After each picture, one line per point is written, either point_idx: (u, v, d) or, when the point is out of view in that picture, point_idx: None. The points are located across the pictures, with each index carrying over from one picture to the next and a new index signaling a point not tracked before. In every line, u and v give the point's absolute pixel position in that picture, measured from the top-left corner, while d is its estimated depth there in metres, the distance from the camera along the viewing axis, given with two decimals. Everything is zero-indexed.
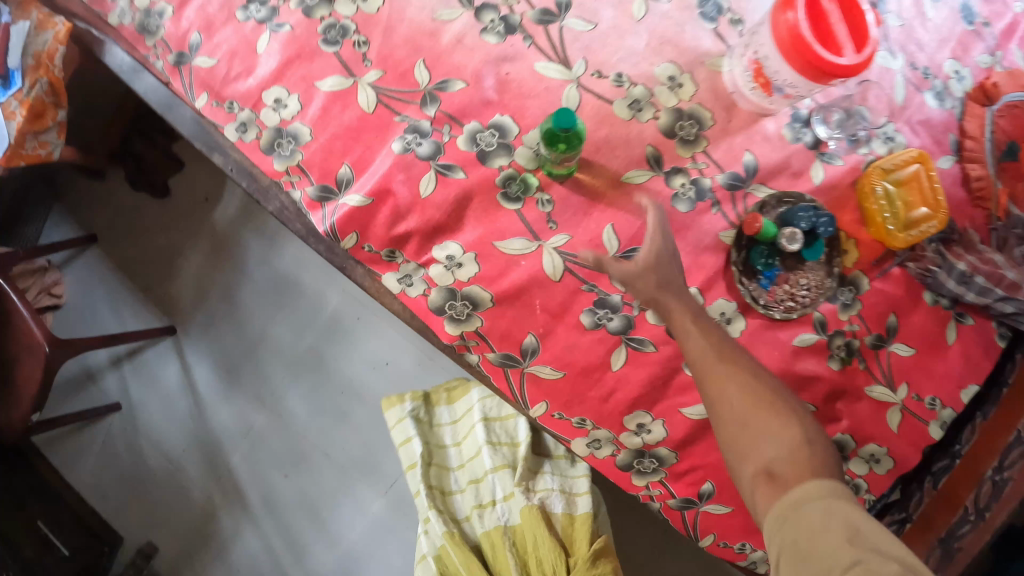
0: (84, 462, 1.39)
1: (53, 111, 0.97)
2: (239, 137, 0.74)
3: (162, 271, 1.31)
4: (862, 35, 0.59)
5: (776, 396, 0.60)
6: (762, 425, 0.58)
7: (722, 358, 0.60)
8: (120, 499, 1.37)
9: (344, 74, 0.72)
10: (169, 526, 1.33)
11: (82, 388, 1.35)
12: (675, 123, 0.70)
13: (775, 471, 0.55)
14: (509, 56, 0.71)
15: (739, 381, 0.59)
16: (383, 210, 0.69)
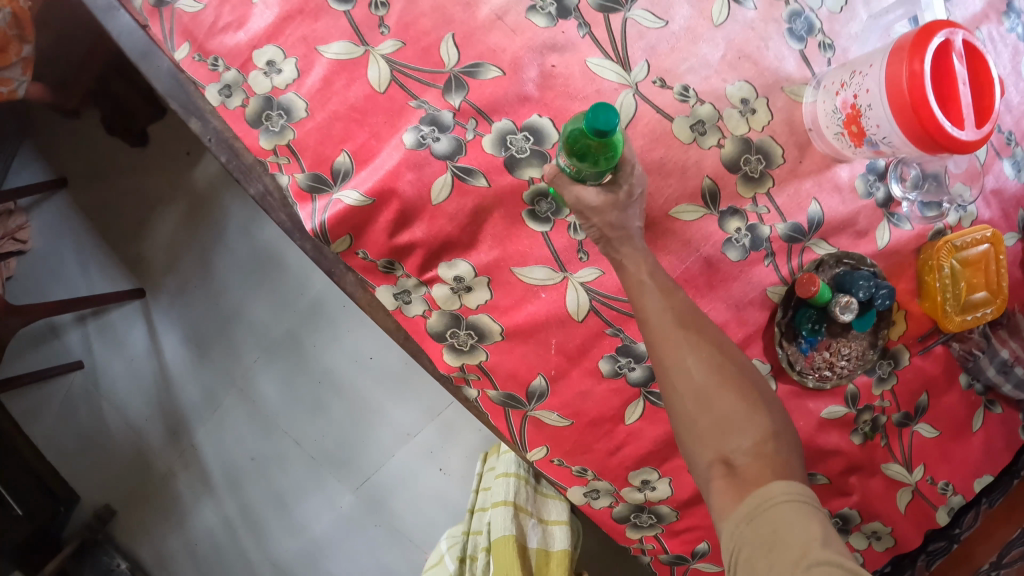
0: (41, 418, 1.30)
1: (18, 46, 0.82)
2: (222, 102, 0.62)
3: (135, 228, 1.18)
4: (983, 105, 0.52)
5: (742, 373, 0.48)
6: (719, 404, 0.46)
7: (682, 320, 0.48)
8: (79, 462, 1.30)
9: (355, 40, 0.59)
10: (130, 493, 1.28)
11: (43, 342, 1.24)
12: (740, 155, 0.60)
13: (731, 457, 0.44)
14: (556, 46, 0.59)
15: (697, 351, 0.47)
16: (386, 214, 0.59)
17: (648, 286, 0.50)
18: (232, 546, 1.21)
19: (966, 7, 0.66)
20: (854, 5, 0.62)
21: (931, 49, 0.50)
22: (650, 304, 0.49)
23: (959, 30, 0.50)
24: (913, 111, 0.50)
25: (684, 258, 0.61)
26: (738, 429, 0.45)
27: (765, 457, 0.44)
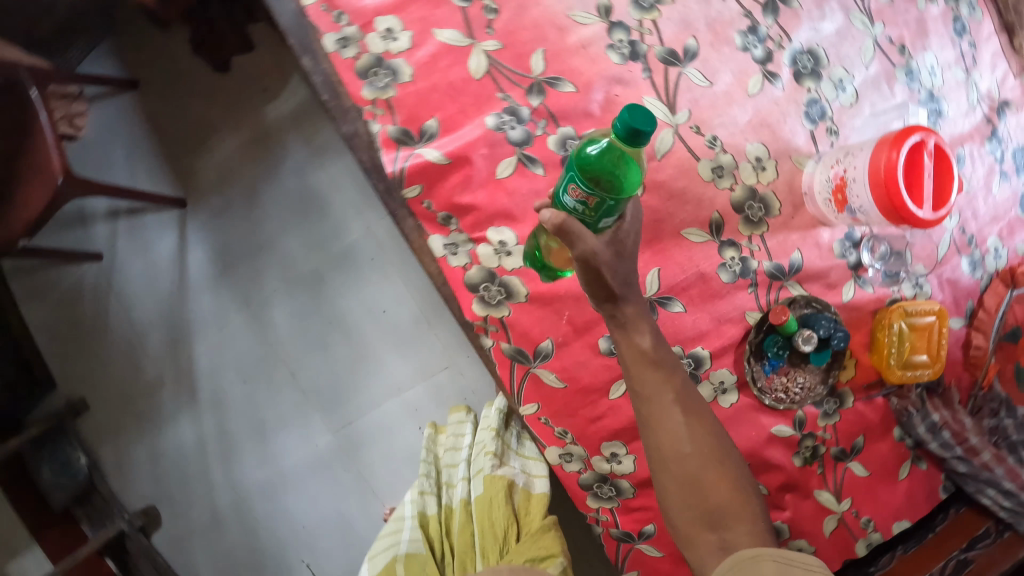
0: (43, 298, 1.32)
1: None
2: (337, 50, 0.73)
3: (191, 142, 1.25)
4: (942, 194, 0.66)
5: (722, 448, 0.62)
6: (708, 477, 0.60)
7: (682, 408, 0.61)
8: (68, 348, 1.32)
9: (464, 33, 0.71)
10: (109, 391, 1.29)
11: (71, 227, 1.25)
12: (746, 200, 0.74)
13: (712, 519, 0.60)
14: (623, 79, 0.72)
15: (692, 434, 0.60)
16: (456, 175, 0.70)
17: (656, 371, 0.61)
18: (197, 463, 1.24)
19: (955, 127, 0.76)
20: (861, 104, 0.73)
21: (907, 145, 0.64)
22: (660, 401, 0.61)
23: (929, 132, 0.65)
24: (885, 189, 0.65)
25: (685, 271, 0.74)
26: (719, 499, 0.60)
27: (733, 512, 0.60)
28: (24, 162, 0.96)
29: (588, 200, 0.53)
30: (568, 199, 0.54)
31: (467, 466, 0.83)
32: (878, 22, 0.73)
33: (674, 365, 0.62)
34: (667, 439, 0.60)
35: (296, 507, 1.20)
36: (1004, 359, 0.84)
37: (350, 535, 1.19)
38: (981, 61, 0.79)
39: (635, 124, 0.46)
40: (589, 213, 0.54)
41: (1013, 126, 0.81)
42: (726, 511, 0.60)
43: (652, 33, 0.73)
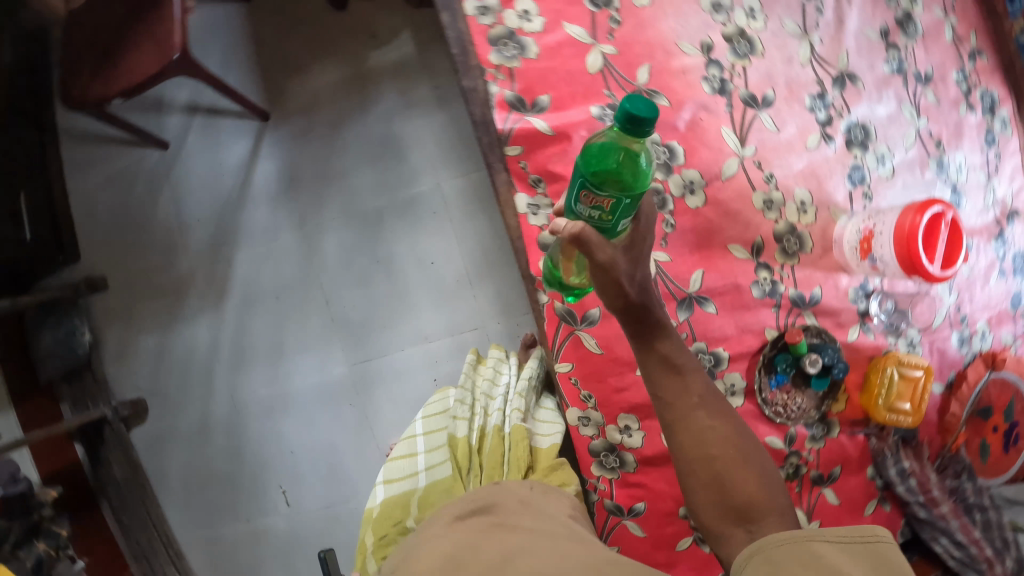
0: (91, 172, 1.32)
1: None
2: (475, 15, 0.82)
3: (278, 64, 1.20)
4: (950, 259, 0.79)
5: (750, 451, 0.61)
6: (733, 477, 0.59)
7: (703, 411, 0.62)
8: (102, 223, 1.31)
9: (589, 32, 0.82)
10: (134, 278, 1.29)
11: (145, 110, 1.25)
12: (786, 234, 0.86)
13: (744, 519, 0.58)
14: (709, 107, 0.84)
15: (710, 432, 0.61)
16: (554, 147, 0.80)
17: (677, 378, 0.63)
18: (203, 366, 1.25)
19: (967, 219, 0.90)
20: (894, 180, 0.87)
21: (930, 212, 0.77)
22: (681, 404, 0.62)
23: (944, 203, 0.78)
24: (906, 242, 0.77)
25: (724, 280, 0.84)
26: (745, 498, 0.59)
27: (766, 513, 0.58)
28: (137, 36, 1.00)
29: (606, 203, 0.54)
30: (582, 205, 0.55)
31: (502, 399, 0.90)
32: (922, 116, 0.87)
33: (693, 376, 0.63)
34: (683, 444, 0.62)
35: (292, 428, 1.22)
36: (972, 430, 0.96)
37: (338, 467, 1.21)
38: (1002, 171, 0.93)
39: (637, 114, 0.47)
40: (609, 216, 0.55)
41: (1017, 233, 0.95)
42: (756, 511, 0.58)
43: (741, 76, 0.85)
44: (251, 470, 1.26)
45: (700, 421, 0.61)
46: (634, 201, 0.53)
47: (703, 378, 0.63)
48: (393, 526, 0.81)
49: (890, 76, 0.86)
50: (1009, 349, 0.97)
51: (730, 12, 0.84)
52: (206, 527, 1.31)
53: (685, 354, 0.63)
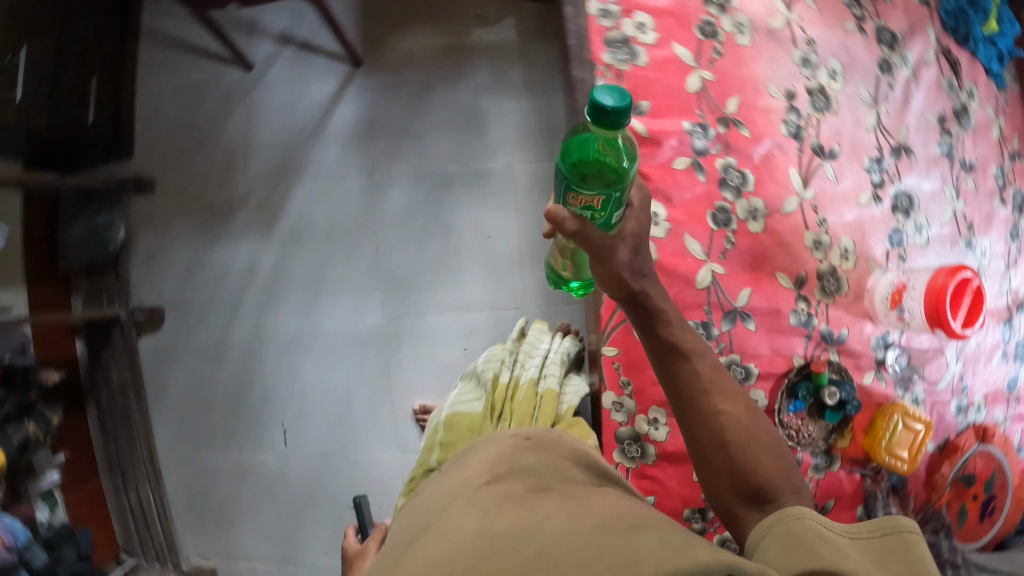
0: (164, 76, 1.31)
1: None
2: (596, 16, 0.89)
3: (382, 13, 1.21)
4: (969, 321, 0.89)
5: (758, 431, 0.61)
6: (749, 458, 0.60)
7: (711, 397, 0.61)
8: (163, 127, 1.31)
9: (694, 56, 0.90)
10: (184, 188, 1.28)
11: (236, 29, 1.26)
12: (827, 274, 0.94)
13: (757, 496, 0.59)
14: (783, 147, 0.92)
15: (722, 415, 0.61)
16: (645, 148, 0.87)
17: (685, 367, 0.61)
18: (233, 289, 1.24)
19: None
20: (927, 248, 0.96)
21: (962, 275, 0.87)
22: (692, 389, 0.61)
23: (971, 270, 0.88)
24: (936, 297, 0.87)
25: (766, 303, 0.91)
26: (757, 478, 0.59)
27: (778, 490, 0.59)
28: None
29: (596, 199, 0.53)
30: (573, 205, 0.54)
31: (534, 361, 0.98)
32: (960, 199, 0.97)
33: (701, 362, 0.61)
34: (695, 430, 0.61)
35: (305, 366, 1.21)
36: (954, 494, 1.01)
37: (346, 417, 1.21)
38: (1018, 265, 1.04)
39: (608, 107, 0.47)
40: (603, 212, 0.54)
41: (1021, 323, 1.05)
42: (769, 489, 0.59)
43: (814, 127, 0.94)
44: (254, 402, 1.25)
45: (712, 408, 0.61)
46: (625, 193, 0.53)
47: (711, 362, 0.62)
48: (419, 468, 0.90)
49: (939, 157, 0.96)
50: (1000, 427, 1.04)
51: (820, 68, 0.94)
52: (194, 450, 1.30)
53: (692, 340, 0.62)
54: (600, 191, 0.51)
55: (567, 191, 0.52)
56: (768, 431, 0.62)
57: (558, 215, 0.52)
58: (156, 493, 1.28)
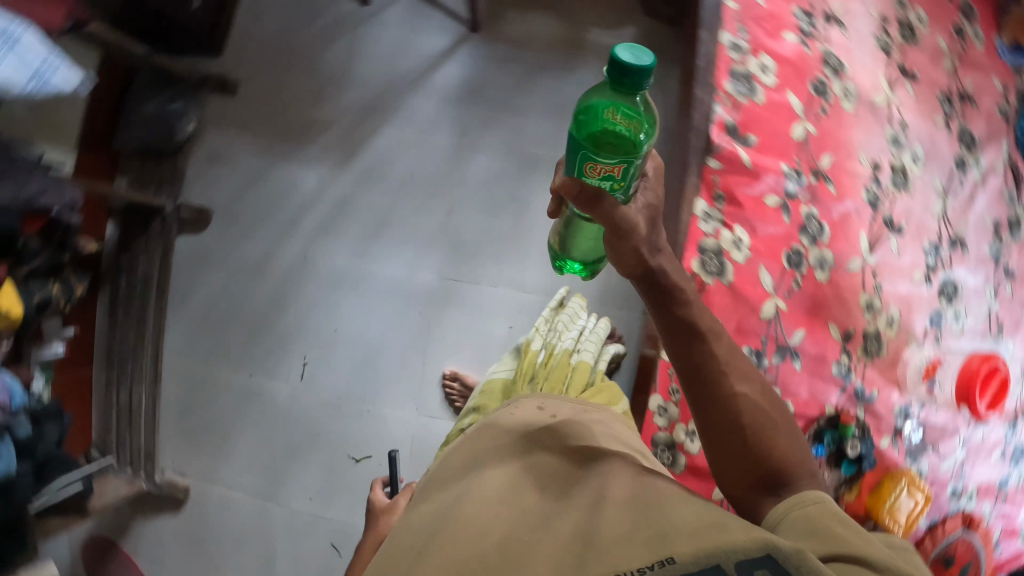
0: None
1: None
2: (727, 47, 0.95)
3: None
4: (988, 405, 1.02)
5: (772, 414, 0.59)
6: (762, 444, 0.57)
7: (723, 381, 0.58)
8: (259, 32, 1.28)
9: (804, 108, 0.96)
10: (261, 98, 1.24)
11: None
12: (871, 337, 1.00)
13: (770, 481, 0.57)
14: (860, 210, 0.99)
15: (738, 398, 0.58)
16: (744, 177, 0.93)
17: (698, 349, 0.58)
18: (289, 211, 1.21)
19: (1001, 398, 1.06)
20: (961, 336, 1.03)
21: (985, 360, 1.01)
22: (704, 371, 0.58)
23: (996, 362, 1.01)
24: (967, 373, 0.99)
25: (813, 349, 0.96)
26: (774, 463, 0.57)
27: (794, 474, 0.57)
28: None
29: (617, 168, 0.48)
30: (588, 175, 0.49)
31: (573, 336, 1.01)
32: (998, 300, 1.05)
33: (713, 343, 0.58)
34: (711, 417, 0.59)
35: (344, 305, 1.19)
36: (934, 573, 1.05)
37: (370, 365, 1.18)
38: None
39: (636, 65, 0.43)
40: (622, 183, 0.50)
41: None
42: (788, 474, 0.57)
43: (891, 201, 1.01)
44: (280, 329, 1.21)
45: (726, 392, 0.58)
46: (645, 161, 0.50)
47: (725, 342, 0.60)
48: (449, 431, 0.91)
49: (987, 258, 1.05)
50: (985, 521, 1.08)
51: (907, 149, 1.01)
52: (201, 362, 1.25)
53: (705, 318, 0.58)
54: (624, 158, 0.46)
55: (584, 160, 0.47)
56: (783, 415, 0.60)
57: (565, 188, 0.48)
58: (149, 392, 1.22)
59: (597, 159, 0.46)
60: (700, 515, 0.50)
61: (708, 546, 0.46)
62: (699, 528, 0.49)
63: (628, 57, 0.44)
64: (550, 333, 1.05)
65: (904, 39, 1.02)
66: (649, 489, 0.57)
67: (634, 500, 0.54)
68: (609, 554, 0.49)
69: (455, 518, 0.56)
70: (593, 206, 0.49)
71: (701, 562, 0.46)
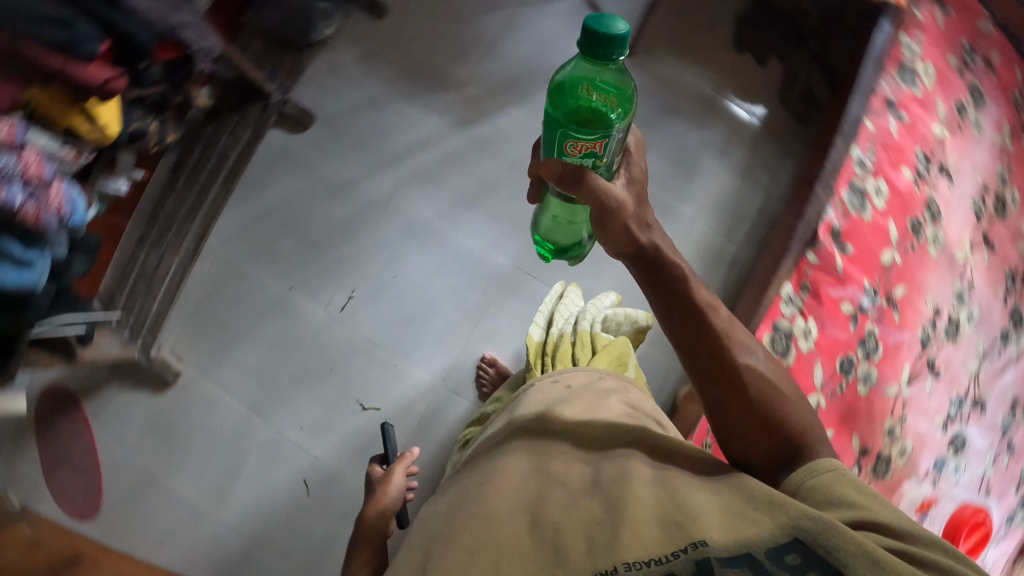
0: None
1: None
2: (854, 161, 1.03)
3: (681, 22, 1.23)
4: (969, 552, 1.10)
5: (772, 383, 0.62)
6: (769, 416, 0.61)
7: (722, 354, 0.61)
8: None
9: (899, 238, 1.04)
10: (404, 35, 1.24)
11: None
12: (884, 460, 1.05)
13: (785, 454, 0.61)
14: (913, 345, 1.06)
15: (742, 373, 0.62)
16: (832, 279, 0.99)
17: (696, 325, 0.61)
18: (391, 149, 1.21)
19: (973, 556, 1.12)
20: (955, 488, 1.11)
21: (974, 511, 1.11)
22: (698, 351, 0.62)
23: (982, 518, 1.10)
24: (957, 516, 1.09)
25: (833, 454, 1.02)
26: (783, 430, 0.61)
27: (809, 445, 0.61)
28: None
29: (598, 145, 0.54)
30: (569, 154, 0.54)
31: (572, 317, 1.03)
32: (993, 468, 1.13)
33: (709, 320, 0.61)
34: (713, 391, 0.62)
35: (412, 257, 1.18)
36: None
37: (415, 322, 1.18)
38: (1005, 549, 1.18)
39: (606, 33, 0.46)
40: (605, 161, 0.55)
41: None
42: (799, 444, 0.61)
43: (939, 347, 1.08)
44: (339, 255, 1.19)
45: (723, 362, 0.61)
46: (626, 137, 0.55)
47: (719, 320, 0.62)
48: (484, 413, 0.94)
49: (997, 427, 1.14)
50: None
51: (966, 306, 1.09)
52: (245, 258, 1.22)
53: (698, 296, 0.61)
54: (603, 136, 0.52)
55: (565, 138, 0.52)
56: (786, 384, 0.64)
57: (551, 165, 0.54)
58: (178, 270, 1.16)
59: (577, 136, 0.52)
60: (725, 506, 0.55)
61: (734, 534, 0.52)
62: (726, 519, 0.53)
63: (600, 28, 0.47)
64: (548, 316, 1.07)
65: (995, 210, 1.12)
66: (671, 472, 0.61)
67: (660, 483, 0.59)
68: (636, 540, 0.53)
69: (489, 498, 0.61)
70: (578, 182, 0.54)
71: (732, 550, 0.51)
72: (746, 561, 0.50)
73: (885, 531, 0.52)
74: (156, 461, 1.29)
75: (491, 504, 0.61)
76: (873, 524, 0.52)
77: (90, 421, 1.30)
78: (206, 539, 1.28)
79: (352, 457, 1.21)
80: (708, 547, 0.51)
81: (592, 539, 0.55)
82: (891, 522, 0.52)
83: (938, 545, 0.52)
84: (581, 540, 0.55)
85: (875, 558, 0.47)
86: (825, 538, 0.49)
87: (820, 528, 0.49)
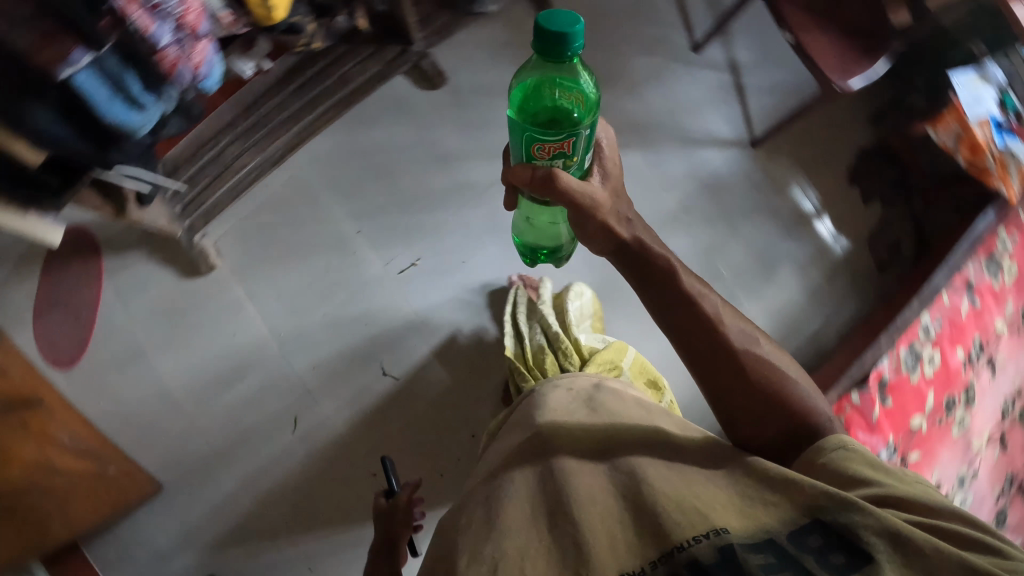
0: None
1: (984, 158, 1.10)
2: (920, 324, 1.08)
3: (812, 134, 1.26)
4: None
5: (761, 357, 0.67)
6: (775, 404, 0.65)
7: (710, 332, 0.67)
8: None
9: (933, 409, 1.08)
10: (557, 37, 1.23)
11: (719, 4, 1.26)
12: None
13: (799, 443, 0.64)
14: None
15: (748, 361, 0.67)
16: (867, 425, 1.01)
17: (686, 304, 0.67)
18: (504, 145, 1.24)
19: None
20: None
21: None
22: (699, 340, 0.67)
23: None
24: None
25: None
26: (781, 408, 0.65)
27: (814, 425, 0.65)
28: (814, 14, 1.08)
29: (566, 144, 0.62)
30: (539, 155, 0.63)
31: (540, 328, 1.08)
32: None
33: (695, 297, 0.67)
34: (709, 373, 0.67)
35: (488, 249, 1.21)
36: None
37: (463, 311, 1.19)
38: None
39: (553, 37, 0.53)
40: (573, 157, 0.63)
41: None
42: (797, 420, 0.65)
43: None
44: (421, 219, 1.20)
45: (712, 340, 0.67)
46: (592, 134, 0.63)
47: (705, 301, 0.68)
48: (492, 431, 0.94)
49: None
50: None
51: (965, 491, 1.12)
52: (323, 184, 1.20)
53: (682, 280, 0.67)
54: (567, 136, 0.60)
55: (532, 143, 0.61)
56: (774, 358, 0.68)
57: (522, 174, 0.64)
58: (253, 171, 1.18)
59: (544, 139, 0.61)
60: (737, 495, 0.56)
61: (754, 524, 0.52)
62: (740, 506, 0.55)
63: (556, 22, 0.54)
64: (522, 325, 1.10)
65: (1018, 415, 1.18)
66: (680, 462, 0.63)
67: (669, 469, 0.61)
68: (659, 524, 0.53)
69: (505, 507, 0.60)
70: (548, 183, 0.62)
71: (751, 534, 0.51)
72: (771, 546, 0.50)
73: (908, 509, 0.53)
74: (152, 339, 1.26)
75: (508, 515, 0.59)
76: (894, 503, 0.54)
77: (104, 276, 1.28)
78: (174, 435, 1.25)
79: (346, 414, 1.19)
80: (730, 534, 0.51)
81: (612, 533, 0.54)
82: (912, 498, 0.54)
83: (964, 518, 0.53)
84: (604, 527, 0.55)
85: (895, 530, 0.49)
86: (840, 515, 0.51)
87: (835, 504, 0.52)
